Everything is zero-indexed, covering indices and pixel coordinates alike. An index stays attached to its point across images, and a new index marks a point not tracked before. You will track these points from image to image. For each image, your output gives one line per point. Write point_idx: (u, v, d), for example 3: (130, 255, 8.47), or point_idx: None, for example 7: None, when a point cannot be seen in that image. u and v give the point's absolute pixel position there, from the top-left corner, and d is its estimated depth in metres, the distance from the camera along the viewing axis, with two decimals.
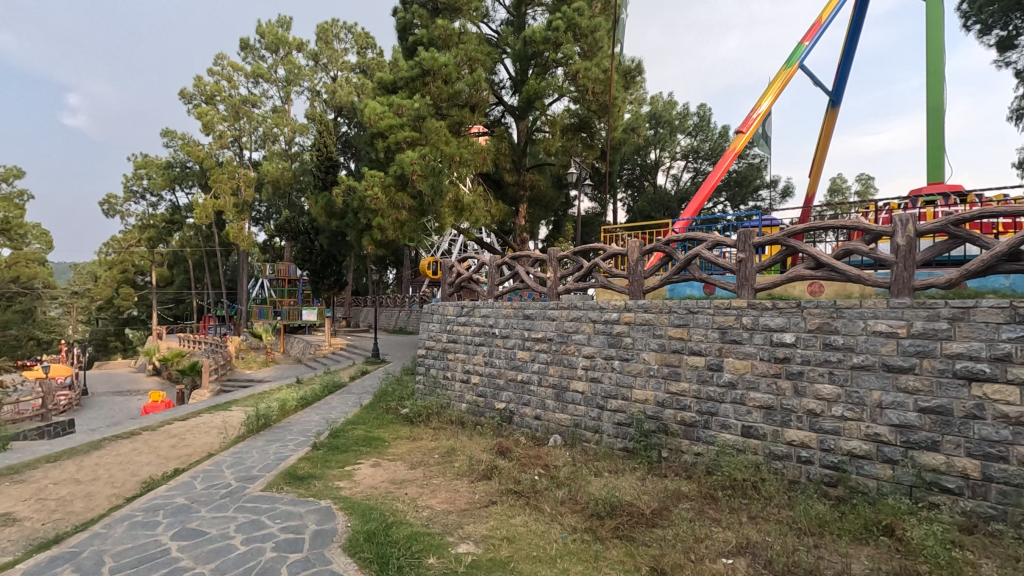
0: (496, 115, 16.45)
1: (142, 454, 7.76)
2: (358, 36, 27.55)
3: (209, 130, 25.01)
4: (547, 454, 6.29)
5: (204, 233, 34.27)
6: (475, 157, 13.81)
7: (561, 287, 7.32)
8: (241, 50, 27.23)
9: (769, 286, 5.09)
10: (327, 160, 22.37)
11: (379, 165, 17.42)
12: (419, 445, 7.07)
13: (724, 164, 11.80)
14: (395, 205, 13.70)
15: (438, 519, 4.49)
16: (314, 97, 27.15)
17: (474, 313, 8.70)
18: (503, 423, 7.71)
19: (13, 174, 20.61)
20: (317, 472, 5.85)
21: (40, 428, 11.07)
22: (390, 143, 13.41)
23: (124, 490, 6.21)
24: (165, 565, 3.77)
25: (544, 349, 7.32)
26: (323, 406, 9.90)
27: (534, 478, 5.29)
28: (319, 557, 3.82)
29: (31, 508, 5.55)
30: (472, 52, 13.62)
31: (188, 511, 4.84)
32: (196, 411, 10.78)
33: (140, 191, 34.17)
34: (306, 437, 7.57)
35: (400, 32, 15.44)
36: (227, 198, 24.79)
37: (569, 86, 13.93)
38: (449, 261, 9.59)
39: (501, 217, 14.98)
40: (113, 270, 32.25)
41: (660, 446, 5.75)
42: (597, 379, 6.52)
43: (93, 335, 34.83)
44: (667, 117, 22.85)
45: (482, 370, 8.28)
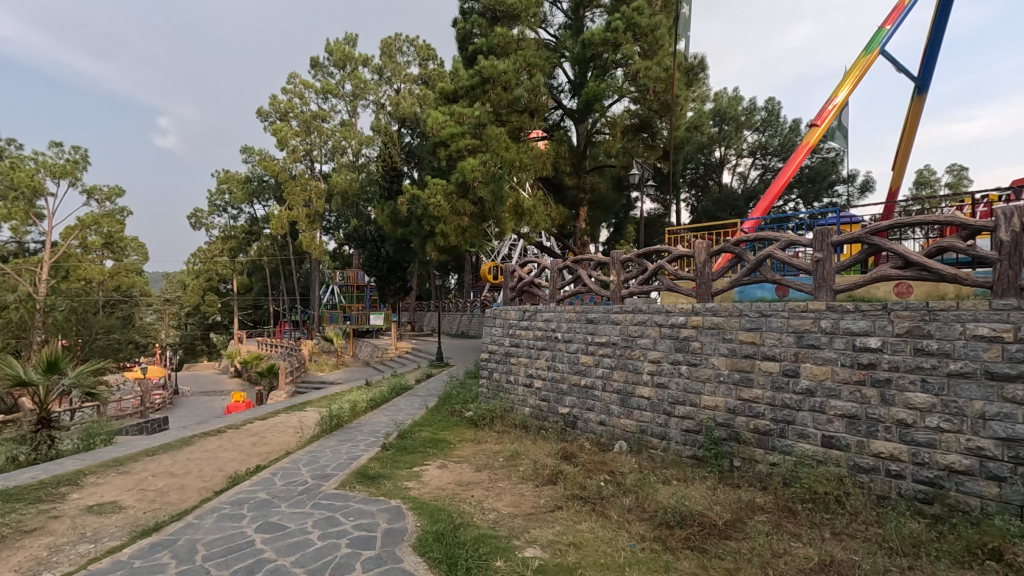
0: (555, 119, 16.46)
1: (228, 450, 8.29)
2: (420, 48, 28.35)
3: (284, 145, 26.47)
4: (612, 460, 6.20)
5: (280, 243, 36.33)
6: (534, 162, 13.88)
7: (624, 290, 7.20)
8: (312, 68, 28.68)
9: (851, 288, 4.79)
10: (392, 170, 23.20)
11: (441, 173, 17.82)
12: (484, 448, 7.15)
13: (797, 158, 11.21)
14: (457, 212, 13.99)
15: (504, 522, 4.53)
16: (379, 109, 28.17)
17: (536, 318, 8.71)
18: (567, 428, 7.67)
19: (114, 193, 22.70)
20: (386, 472, 6.05)
21: (140, 424, 12.07)
22: (451, 152, 13.67)
23: (212, 484, 6.65)
24: (251, 556, 4.01)
25: (608, 354, 7.22)
26: (391, 408, 10.22)
27: (599, 484, 5.21)
28: (391, 556, 3.93)
29: (134, 497, 6.06)
30: (530, 58, 13.72)
31: (269, 506, 5.12)
32: (274, 411, 11.40)
33: (223, 205, 36.72)
34: (375, 437, 7.84)
35: (460, 43, 15.74)
36: (300, 210, 26.13)
37: (629, 87, 13.70)
38: (510, 265, 9.62)
39: (561, 221, 14.93)
40: (200, 279, 34.77)
41: (731, 455, 5.53)
42: (664, 385, 6.35)
43: (183, 339, 37.60)
44: (732, 113, 22.06)
45: (545, 374, 8.28)
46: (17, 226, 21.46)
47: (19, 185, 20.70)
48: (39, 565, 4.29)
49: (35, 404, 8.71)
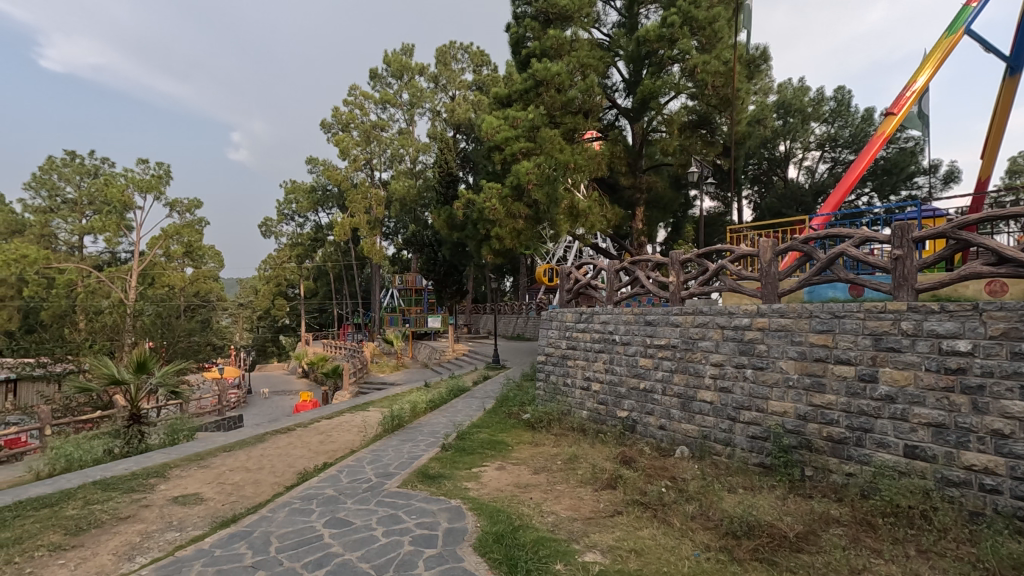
0: (610, 118, 16.28)
1: (297, 448, 8.69)
2: (474, 55, 28.78)
3: (346, 155, 27.54)
4: (674, 466, 6.03)
5: (343, 249, 37.75)
6: (590, 162, 13.76)
7: (684, 291, 7.00)
8: (371, 80, 29.67)
9: (935, 287, 4.46)
10: (448, 175, 23.68)
11: (496, 176, 17.99)
12: (541, 450, 7.15)
13: (872, 149, 10.55)
14: (512, 215, 14.07)
15: (564, 526, 4.51)
16: (435, 117, 28.79)
17: (593, 320, 8.63)
18: (626, 432, 7.53)
19: (193, 205, 24.35)
20: (447, 472, 6.16)
21: (217, 422, 12.84)
22: (506, 155, 13.78)
23: (283, 480, 6.97)
24: (320, 550, 4.18)
25: (668, 357, 7.04)
26: (450, 408, 10.42)
27: (661, 490, 5.08)
28: (452, 555, 3.99)
29: (214, 490, 6.47)
30: (584, 58, 13.65)
31: (336, 501, 5.32)
32: (340, 411, 11.87)
33: (290, 214, 38.62)
34: (435, 438, 8.00)
35: (513, 47, 15.80)
36: (361, 216, 27.09)
37: (686, 83, 13.35)
38: (566, 267, 9.57)
39: (617, 221, 14.73)
40: (270, 284, 36.69)
41: (802, 463, 5.25)
42: (728, 389, 6.13)
43: (255, 341, 39.78)
44: (798, 104, 21.07)
45: (603, 377, 8.17)
46: (111, 237, 23.38)
47: (111, 200, 22.55)
48: (133, 549, 4.65)
49: (127, 401, 9.45)
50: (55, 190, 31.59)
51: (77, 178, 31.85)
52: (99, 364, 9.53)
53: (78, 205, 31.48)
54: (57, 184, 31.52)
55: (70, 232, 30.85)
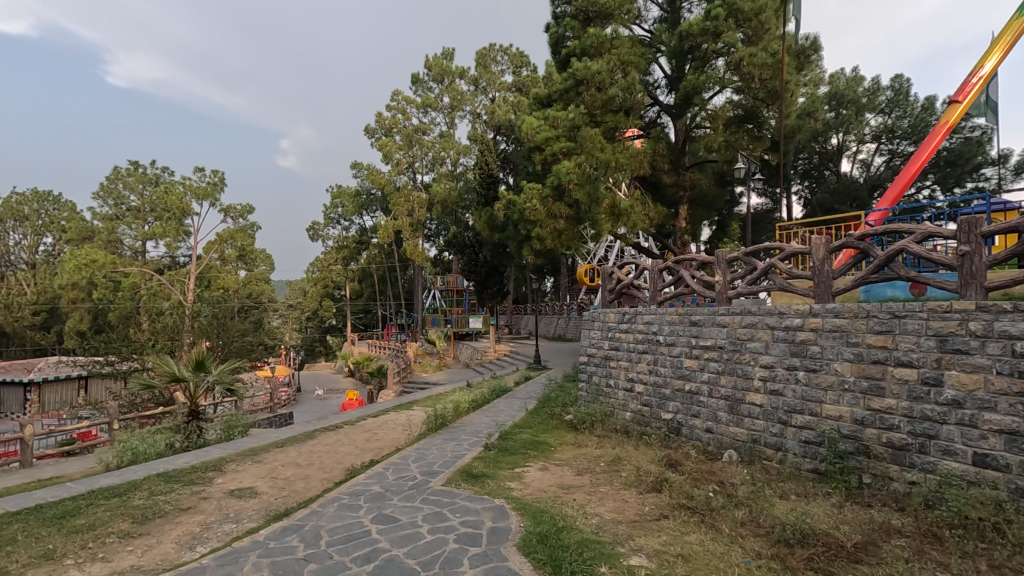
0: (652, 116, 16.05)
1: (345, 445, 8.92)
2: (513, 56, 28.87)
3: (389, 159, 28.13)
4: (721, 470, 5.87)
5: (386, 251, 38.58)
6: (631, 161, 13.57)
7: (731, 291, 6.81)
8: (413, 85, 30.19)
9: (1006, 285, 4.18)
10: (489, 176, 23.82)
11: (537, 177, 18.00)
12: (585, 451, 7.10)
13: (934, 140, 9.98)
14: (553, 215, 14.03)
15: (608, 528, 4.46)
16: (476, 119, 29.04)
17: (636, 320, 8.51)
18: (671, 435, 7.39)
19: (246, 211, 25.39)
20: (490, 472, 6.20)
21: (270, 418, 13.36)
22: (547, 155, 13.77)
23: (332, 475, 7.16)
24: (368, 545, 4.29)
25: (714, 358, 6.86)
26: (493, 409, 10.48)
27: (708, 494, 4.96)
28: (497, 554, 4.02)
29: (267, 484, 6.73)
30: (625, 55, 13.47)
31: (383, 498, 5.44)
32: (385, 409, 12.14)
33: (336, 217, 39.75)
34: (478, 437, 8.06)
35: (553, 47, 15.76)
36: (404, 219, 27.61)
37: (731, 77, 12.97)
38: (608, 267, 9.47)
39: (660, 220, 14.50)
40: (317, 286, 37.86)
41: (860, 470, 5.02)
42: (779, 392, 5.92)
43: (304, 341, 41.17)
44: (852, 95, 20.17)
45: (646, 379, 8.06)
46: (171, 243, 24.67)
47: (171, 207, 23.80)
48: (193, 539, 4.88)
49: (186, 399, 9.94)
50: (120, 199, 33.59)
51: (140, 187, 33.74)
52: (162, 363, 10.05)
53: (142, 213, 33.36)
54: (122, 194, 33.52)
55: (134, 238, 32.74)
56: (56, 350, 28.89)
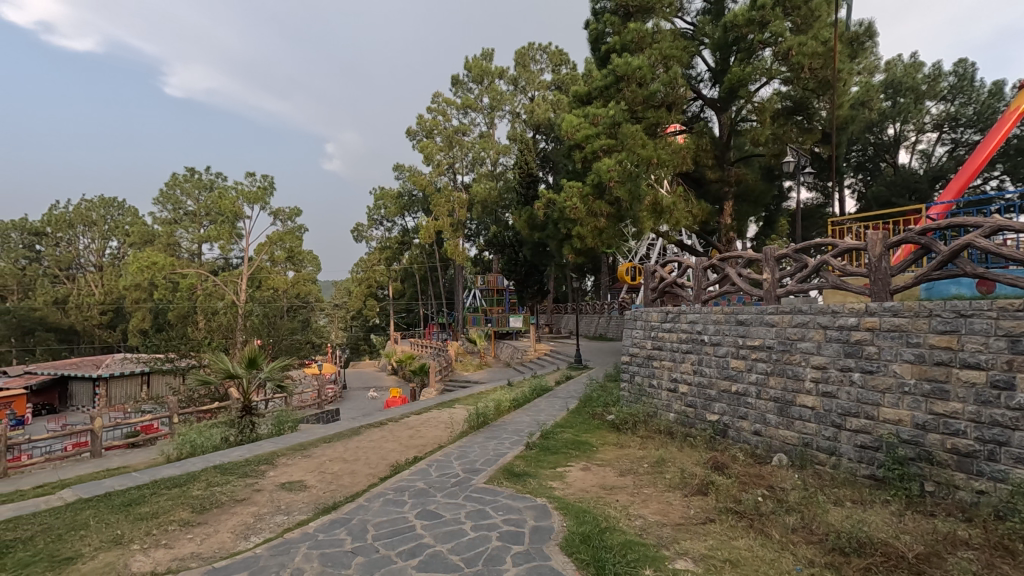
0: (695, 110, 15.71)
1: (389, 441, 9.11)
2: (552, 55, 28.77)
3: (430, 160, 28.54)
4: (771, 474, 5.69)
5: (427, 251, 39.15)
6: (674, 157, 13.28)
7: (780, 289, 6.58)
8: (453, 86, 30.50)
9: None
10: (528, 176, 23.84)
11: (577, 175, 17.87)
12: (627, 452, 7.01)
13: (1003, 128, 9.40)
14: (594, 213, 13.90)
15: (652, 530, 4.39)
16: (515, 118, 29.09)
17: (679, 319, 8.34)
18: (717, 437, 7.21)
19: (293, 213, 26.25)
20: (532, 470, 6.21)
21: (317, 414, 13.78)
22: (587, 153, 13.66)
23: (377, 471, 7.33)
24: (412, 540, 4.36)
25: (762, 359, 6.65)
26: (533, 408, 10.48)
27: (757, 499, 4.81)
28: (540, 553, 4.01)
29: (316, 478, 6.94)
30: (666, 49, 13.19)
31: (427, 494, 5.53)
32: (428, 407, 12.32)
33: (380, 219, 40.59)
34: (520, 436, 8.08)
35: (593, 44, 15.62)
36: (445, 220, 27.96)
37: (779, 67, 12.52)
38: (650, 265, 9.31)
39: (704, 217, 14.18)
40: (362, 286, 38.78)
41: (922, 477, 4.78)
42: (832, 394, 5.68)
43: (349, 339, 42.26)
44: (910, 82, 19.16)
45: (691, 379, 7.89)
46: (225, 245, 25.77)
47: (225, 211, 24.87)
48: (248, 529, 5.09)
49: (240, 394, 10.36)
50: (178, 204, 35.33)
51: (196, 193, 35.40)
52: (218, 360, 10.51)
53: (197, 217, 35.01)
54: (180, 199, 35.26)
55: (191, 241, 34.38)
56: (122, 348, 30.63)
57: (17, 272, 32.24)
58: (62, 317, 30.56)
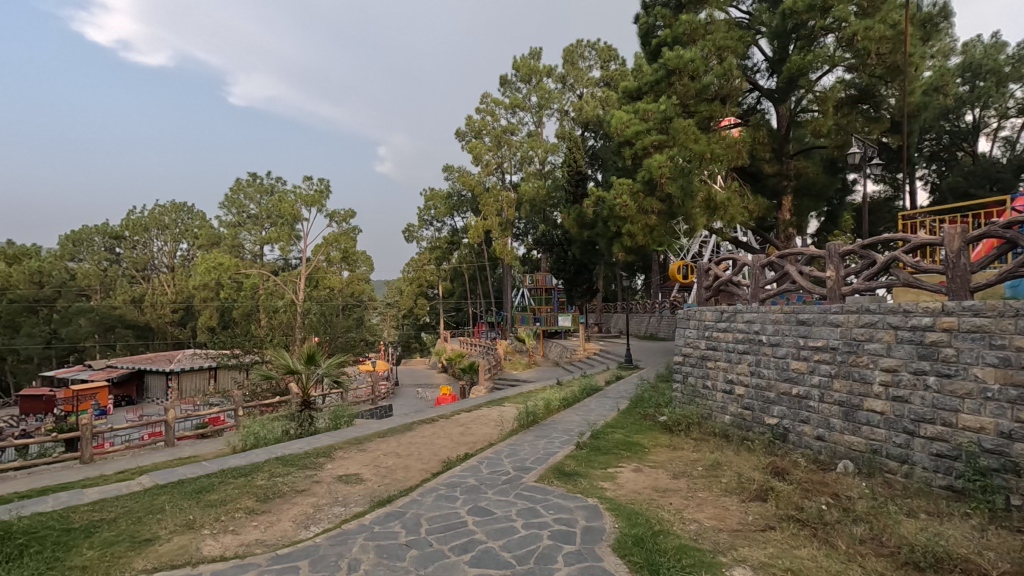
0: (751, 102, 15.18)
1: (440, 437, 9.27)
2: (601, 51, 28.41)
3: (479, 160, 28.82)
4: (836, 481, 5.41)
5: (476, 251, 39.55)
6: (728, 151, 12.84)
7: (846, 287, 6.25)
8: (501, 86, 30.66)
9: None
10: (577, 174, 23.67)
11: (627, 172, 17.58)
12: (680, 455, 6.84)
13: None
14: (645, 211, 13.64)
15: (708, 536, 4.27)
16: (564, 116, 28.95)
17: (735, 319, 8.07)
18: (776, 441, 6.94)
19: (348, 215, 27.07)
20: (583, 470, 6.17)
21: (371, 410, 14.19)
22: (637, 150, 13.42)
23: (429, 466, 7.46)
24: (465, 535, 4.42)
25: (825, 360, 6.33)
26: (583, 407, 10.40)
27: (821, 507, 4.59)
28: (591, 554, 3.98)
29: (371, 471, 7.15)
30: (720, 40, 12.77)
31: (477, 491, 5.59)
32: (478, 405, 12.45)
33: (430, 219, 41.32)
34: (570, 435, 8.04)
35: (643, 38, 15.35)
36: (494, 219, 28.16)
37: (843, 54, 11.90)
38: (703, 263, 9.05)
39: (760, 212, 13.68)
40: (413, 285, 39.59)
41: (1007, 490, 4.44)
42: (904, 399, 5.35)
43: (401, 337, 43.26)
44: (990, 64, 17.79)
45: (748, 380, 7.62)
46: (285, 246, 26.89)
47: (284, 214, 25.94)
48: (308, 519, 5.29)
49: (300, 389, 10.80)
50: (242, 208, 37.14)
51: (258, 197, 37.11)
52: (279, 356, 10.99)
53: (259, 219, 36.73)
54: (243, 203, 37.06)
55: (253, 243, 36.09)
56: (192, 344, 32.55)
57: (100, 273, 34.81)
58: (139, 315, 32.70)
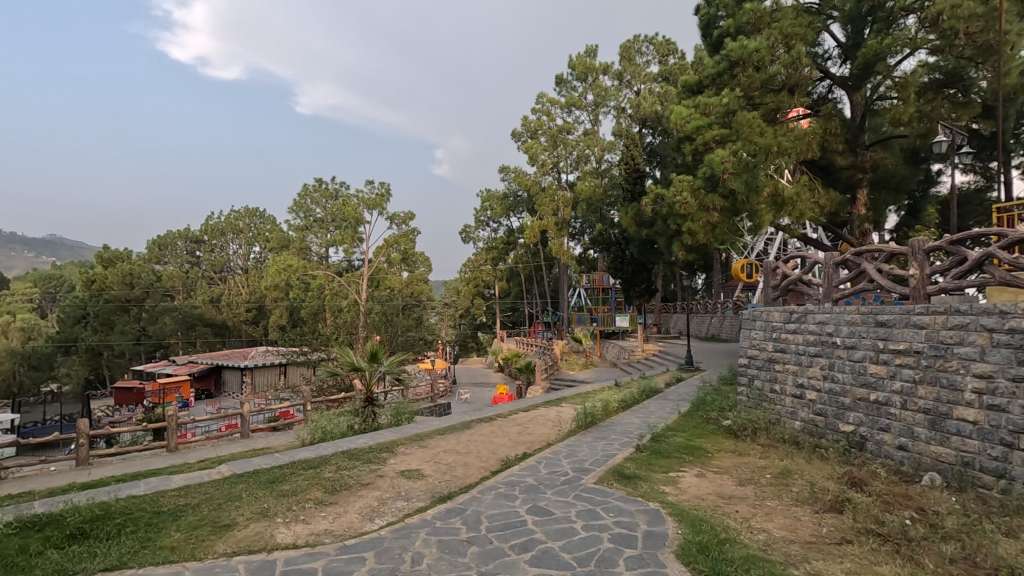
0: (821, 91, 14.42)
1: (499, 436, 9.34)
2: (659, 45, 27.76)
3: (535, 160, 28.88)
4: (922, 495, 5.04)
5: (532, 251, 39.61)
6: (797, 143, 12.23)
7: (932, 287, 5.83)
8: (557, 85, 30.57)
9: None
10: (635, 171, 23.25)
11: (687, 168, 17.11)
12: (746, 461, 6.59)
13: None
14: (706, 208, 13.23)
15: (778, 546, 4.09)
16: (620, 114, 28.50)
17: (806, 320, 7.67)
18: (852, 450, 6.55)
19: (408, 217, 27.79)
20: (643, 473, 6.05)
21: (431, 407, 14.48)
22: (698, 145, 13.05)
23: (488, 464, 7.52)
24: (524, 534, 4.44)
25: (908, 365, 5.91)
26: (643, 409, 10.19)
27: (903, 521, 4.28)
28: (654, 559, 3.89)
29: (432, 467, 7.31)
30: (788, 27, 12.17)
31: (537, 491, 5.60)
32: (535, 404, 12.47)
33: (486, 220, 41.76)
34: (629, 437, 7.91)
35: (704, 30, 14.89)
36: (550, 219, 28.11)
37: (927, 35, 11.09)
38: (770, 261, 8.67)
39: (832, 207, 12.94)
40: (470, 285, 40.11)
41: None
42: (1001, 409, 4.90)
43: (458, 336, 43.95)
44: None
45: (820, 385, 7.23)
46: (348, 248, 27.94)
47: (348, 217, 26.95)
48: (373, 511, 5.48)
49: (364, 386, 11.19)
50: (309, 212, 38.90)
51: (324, 201, 38.77)
52: (344, 353, 11.43)
53: (325, 223, 38.33)
54: (310, 207, 38.81)
55: (320, 245, 37.70)
56: (264, 341, 34.40)
57: (183, 275, 37.43)
58: (217, 314, 34.90)
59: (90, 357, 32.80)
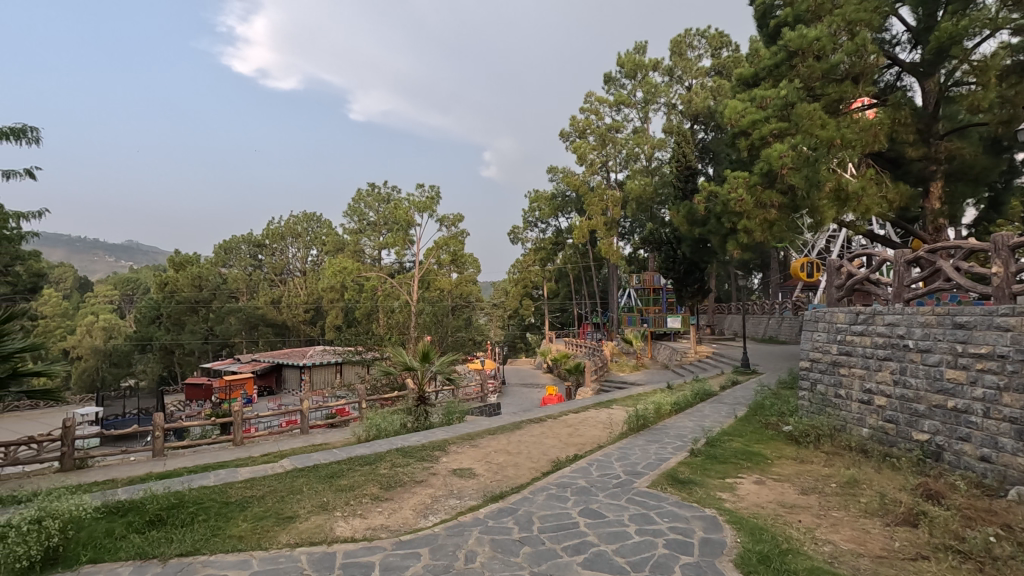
0: (888, 79, 13.63)
1: (549, 438, 9.32)
2: (712, 39, 26.96)
3: (583, 160, 28.65)
4: (1009, 510, 4.66)
5: (581, 251, 39.32)
6: (863, 134, 11.59)
7: (1017, 286, 5.38)
8: (606, 84, 30.20)
9: None
10: (686, 169, 22.67)
11: (742, 164, 16.55)
12: (809, 469, 6.29)
13: None
14: (763, 204, 12.75)
15: (846, 559, 3.88)
16: (671, 110, 27.85)
17: (874, 321, 7.25)
18: (927, 460, 6.15)
19: (456, 219, 28.17)
20: (698, 478, 5.90)
21: (481, 407, 14.62)
22: (754, 140, 12.62)
23: (540, 465, 7.52)
24: (577, 536, 4.41)
25: (991, 370, 5.48)
26: (697, 412, 9.92)
27: (987, 538, 3.97)
28: (711, 567, 3.79)
29: (483, 466, 7.37)
30: (851, 13, 11.44)
31: (588, 493, 5.55)
32: (585, 406, 12.37)
33: (535, 221, 41.77)
34: (683, 441, 7.72)
35: (760, 20, 14.36)
36: (598, 219, 27.83)
37: (1009, 14, 10.27)
38: (834, 260, 8.25)
39: (902, 201, 12.21)
40: (518, 286, 40.21)
41: None
42: None
43: (507, 337, 44.17)
44: None
45: (891, 391, 6.83)
46: (400, 251, 28.58)
47: (399, 220, 27.57)
48: (427, 508, 5.58)
49: (416, 385, 11.43)
50: (362, 216, 40.07)
51: (376, 205, 39.85)
52: (397, 353, 11.70)
53: (378, 226, 39.40)
54: (363, 211, 39.98)
55: (373, 247, 38.78)
56: (321, 341, 35.72)
57: (246, 277, 39.36)
58: (277, 314, 36.51)
59: (163, 355, 35.00)
